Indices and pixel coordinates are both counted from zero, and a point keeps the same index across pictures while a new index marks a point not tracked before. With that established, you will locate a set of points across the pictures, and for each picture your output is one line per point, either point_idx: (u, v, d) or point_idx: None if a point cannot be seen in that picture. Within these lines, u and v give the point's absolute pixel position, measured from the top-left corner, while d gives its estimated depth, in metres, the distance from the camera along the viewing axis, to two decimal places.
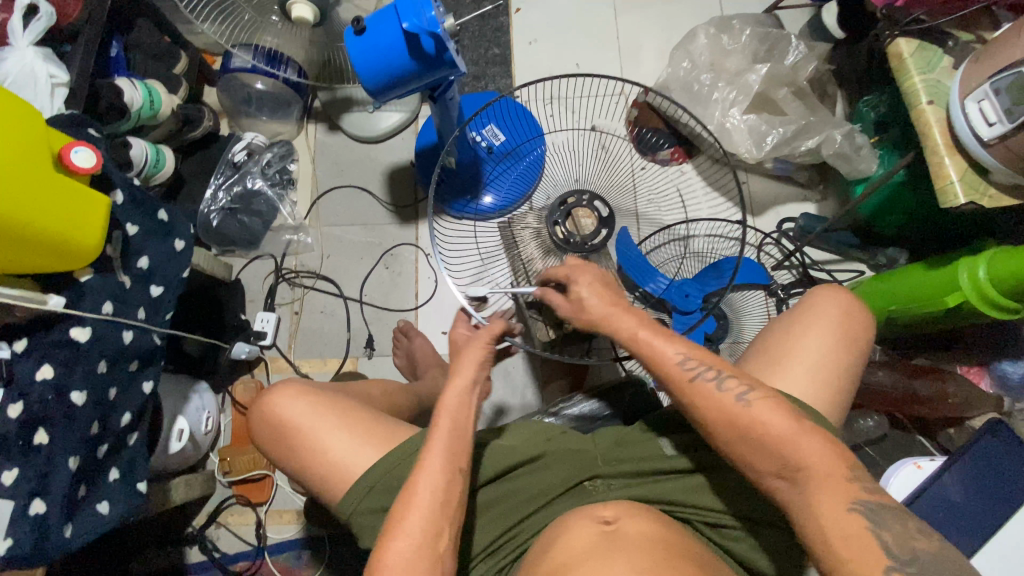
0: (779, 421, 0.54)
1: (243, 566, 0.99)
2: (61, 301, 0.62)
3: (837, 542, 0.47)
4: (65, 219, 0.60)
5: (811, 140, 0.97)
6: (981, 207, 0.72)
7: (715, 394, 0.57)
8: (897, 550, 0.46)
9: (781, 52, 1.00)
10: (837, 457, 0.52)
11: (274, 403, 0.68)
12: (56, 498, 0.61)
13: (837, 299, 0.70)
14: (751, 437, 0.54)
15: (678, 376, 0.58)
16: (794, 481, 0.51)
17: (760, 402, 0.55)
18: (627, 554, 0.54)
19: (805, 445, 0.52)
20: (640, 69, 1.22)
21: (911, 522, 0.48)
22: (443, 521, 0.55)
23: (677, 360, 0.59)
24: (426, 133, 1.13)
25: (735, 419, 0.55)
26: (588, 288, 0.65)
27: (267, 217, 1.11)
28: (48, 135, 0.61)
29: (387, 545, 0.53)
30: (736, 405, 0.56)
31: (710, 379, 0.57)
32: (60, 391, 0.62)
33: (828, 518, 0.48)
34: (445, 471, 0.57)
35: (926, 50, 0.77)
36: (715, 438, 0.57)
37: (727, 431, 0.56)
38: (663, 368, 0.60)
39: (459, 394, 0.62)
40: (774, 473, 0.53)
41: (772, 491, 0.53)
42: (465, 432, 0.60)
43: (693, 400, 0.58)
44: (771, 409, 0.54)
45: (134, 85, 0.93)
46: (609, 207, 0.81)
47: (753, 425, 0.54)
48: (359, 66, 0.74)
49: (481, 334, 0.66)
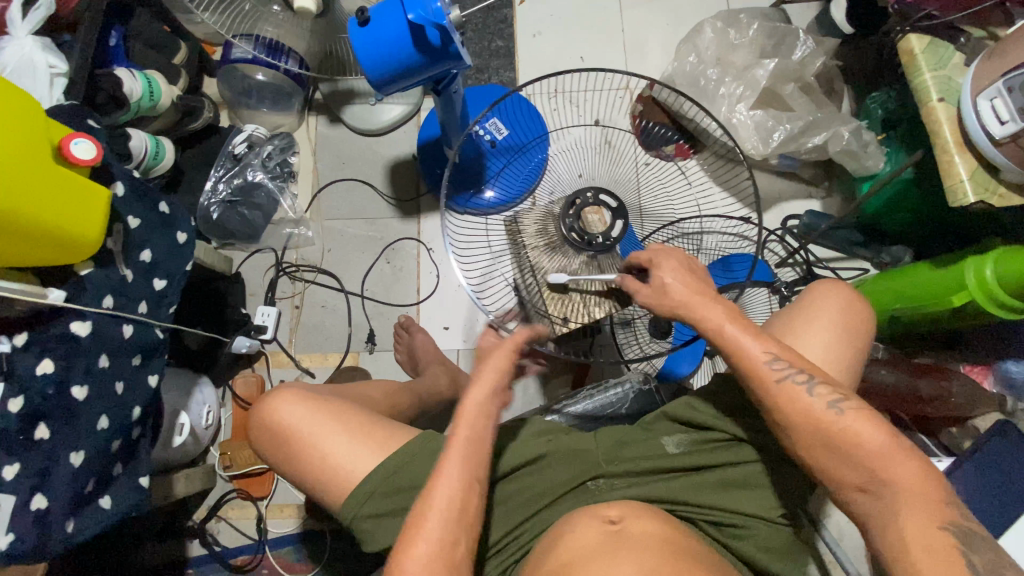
0: (872, 434, 0.53)
1: (243, 560, 0.99)
2: (61, 295, 0.61)
3: (914, 551, 0.47)
4: (67, 211, 0.59)
5: (819, 136, 0.96)
6: (991, 206, 0.72)
7: (805, 400, 0.56)
8: (983, 571, 0.45)
9: (789, 47, 0.99)
10: (921, 476, 0.51)
11: (274, 408, 0.68)
12: (58, 493, 0.60)
13: (835, 291, 0.70)
14: (833, 445, 0.54)
15: (764, 376, 0.57)
16: (877, 494, 0.51)
17: (853, 413, 0.54)
18: (633, 555, 0.53)
19: (896, 466, 0.51)
20: (645, 63, 1.21)
21: (933, 530, 0.48)
22: (460, 530, 0.53)
23: (765, 360, 0.58)
24: (429, 126, 1.12)
25: (822, 426, 0.54)
26: (672, 273, 0.64)
27: (268, 210, 1.10)
28: (48, 125, 0.60)
29: (405, 554, 0.51)
30: (827, 412, 0.55)
31: (799, 382, 0.56)
32: (61, 385, 0.61)
33: (910, 529, 0.48)
34: (463, 482, 0.55)
35: (937, 46, 0.76)
36: (797, 444, 0.56)
37: (810, 438, 0.55)
38: (750, 366, 0.58)
39: (479, 403, 0.60)
40: (857, 485, 0.52)
41: (850, 502, 0.53)
42: (483, 441, 0.58)
43: (781, 405, 0.56)
44: (866, 422, 0.54)
45: (134, 75, 0.92)
46: (617, 198, 0.79)
47: (843, 436, 0.53)
48: (362, 57, 0.72)
49: (508, 342, 0.64)
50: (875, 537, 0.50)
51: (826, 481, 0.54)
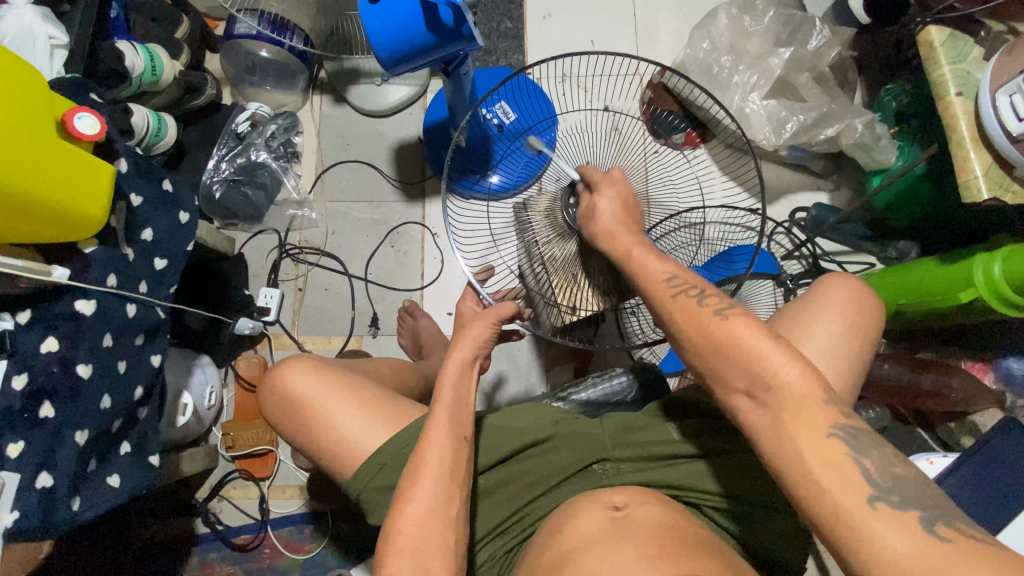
0: (754, 337, 0.52)
1: (245, 539, 1.00)
2: (64, 273, 0.61)
3: (812, 466, 0.45)
4: (73, 190, 0.58)
5: (831, 128, 0.95)
6: (1004, 203, 0.71)
7: (694, 308, 0.55)
8: (877, 479, 0.44)
9: (804, 36, 0.97)
10: (802, 375, 0.49)
11: (286, 377, 0.68)
12: (64, 471, 0.60)
13: (846, 286, 0.70)
14: (722, 349, 0.52)
15: (660, 291, 0.58)
16: (763, 403, 0.49)
17: (736, 317, 0.53)
18: (635, 539, 0.54)
19: (775, 360, 0.50)
20: (656, 47, 1.19)
21: (822, 441, 0.46)
22: (453, 489, 0.55)
23: (664, 278, 0.59)
24: (435, 108, 1.10)
25: (708, 332, 0.54)
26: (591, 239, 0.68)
27: (272, 190, 1.09)
28: (51, 99, 0.58)
29: (401, 514, 0.53)
30: (711, 319, 0.54)
31: (692, 296, 0.56)
32: (66, 364, 0.60)
33: (803, 441, 0.46)
34: (452, 440, 0.57)
35: (957, 39, 0.75)
36: (688, 349, 0.55)
37: (696, 344, 0.54)
38: (650, 284, 0.59)
39: (459, 366, 0.62)
40: (742, 391, 0.51)
41: (741, 414, 0.51)
42: (467, 402, 0.60)
43: (672, 314, 0.57)
44: (746, 324, 0.52)
45: (136, 49, 0.90)
46: (612, 181, 0.82)
47: (725, 337, 0.53)
48: (373, 36, 0.71)
49: (487, 314, 0.65)
50: (766, 447, 0.49)
51: (716, 386, 0.53)
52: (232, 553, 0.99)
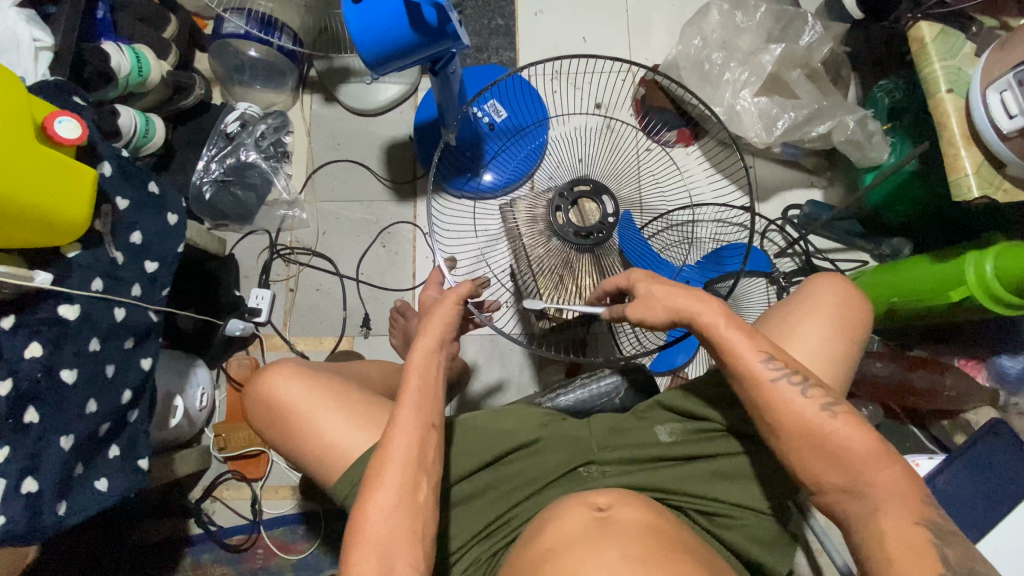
0: (861, 439, 0.54)
1: (238, 540, 1.00)
2: (47, 277, 0.60)
3: (888, 543, 0.49)
4: (55, 194, 0.58)
5: (823, 125, 0.95)
6: (995, 201, 0.70)
7: (796, 402, 0.55)
8: (954, 564, 0.47)
9: (796, 32, 0.96)
10: (899, 478, 0.52)
11: (270, 383, 0.68)
12: (49, 476, 0.60)
13: (834, 285, 0.69)
14: (825, 448, 0.54)
15: (759, 377, 0.57)
16: (857, 494, 0.52)
17: (845, 418, 0.55)
18: (617, 540, 0.54)
19: (884, 471, 0.52)
20: (648, 44, 1.18)
21: (908, 526, 0.50)
22: (419, 474, 0.55)
23: (760, 361, 0.57)
24: (425, 107, 1.10)
25: (812, 428, 0.55)
26: (656, 283, 0.63)
27: (262, 190, 1.08)
28: (30, 103, 0.58)
29: (368, 503, 0.53)
30: (818, 415, 0.55)
31: (794, 385, 0.56)
32: (50, 369, 0.60)
33: (889, 525, 0.50)
34: (418, 426, 0.57)
35: (947, 35, 0.74)
36: (786, 443, 0.56)
37: (798, 439, 0.55)
38: (740, 364, 0.58)
39: (427, 352, 0.61)
40: (837, 487, 0.54)
41: (832, 503, 0.54)
42: (434, 386, 0.60)
43: (768, 401, 0.56)
44: (853, 424, 0.54)
45: (122, 49, 0.89)
46: (588, 179, 0.78)
47: (833, 438, 0.54)
48: (356, 36, 0.70)
49: (448, 295, 0.64)
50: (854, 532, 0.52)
51: (807, 480, 0.55)
52: (225, 553, 0.99)
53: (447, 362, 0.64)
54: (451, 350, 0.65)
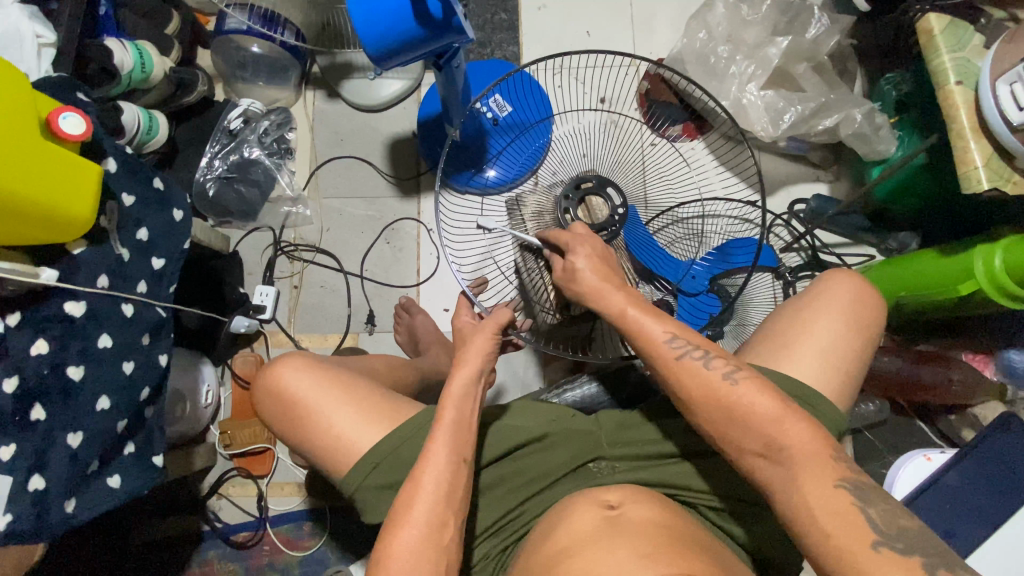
0: (765, 401, 0.53)
1: (244, 536, 1.00)
2: (53, 275, 0.59)
3: (819, 514, 0.47)
4: (60, 191, 0.57)
5: (830, 118, 0.94)
6: (1005, 193, 0.70)
7: (702, 373, 0.56)
8: (880, 524, 0.46)
9: (802, 24, 0.96)
10: (809, 436, 0.51)
11: (280, 376, 0.67)
12: (57, 474, 0.60)
13: (847, 281, 0.69)
14: (734, 414, 0.54)
15: (665, 355, 0.58)
16: (776, 460, 0.51)
17: (746, 382, 0.55)
18: (628, 539, 0.53)
19: (793, 426, 0.52)
20: (653, 38, 1.17)
21: (830, 490, 0.48)
22: (448, 513, 0.55)
23: (664, 339, 0.58)
24: (429, 102, 1.09)
25: (718, 396, 0.55)
26: (585, 259, 0.64)
27: (266, 187, 1.07)
28: (35, 99, 0.58)
29: (395, 535, 0.54)
30: (721, 382, 0.55)
31: (697, 358, 0.57)
32: (56, 366, 0.60)
33: (812, 492, 0.48)
34: (450, 464, 0.57)
35: (957, 27, 0.74)
36: (697, 415, 0.56)
37: (703, 405, 0.55)
38: (648, 343, 0.58)
39: (464, 384, 0.61)
40: (755, 452, 0.52)
41: (753, 469, 0.52)
42: (469, 422, 0.60)
43: (678, 378, 0.57)
44: (755, 390, 0.54)
45: (125, 46, 0.88)
46: (592, 179, 0.77)
47: (732, 402, 0.54)
48: (362, 30, 0.69)
49: (487, 324, 0.65)
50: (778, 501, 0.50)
51: (729, 448, 0.54)
52: (231, 550, 0.99)
53: (482, 393, 0.64)
54: (487, 380, 0.65)
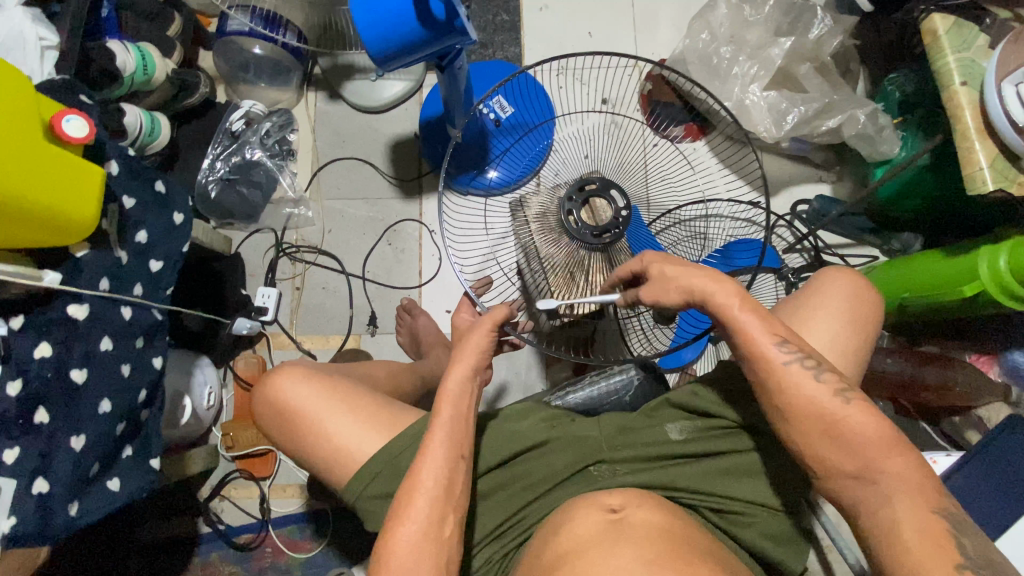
0: (872, 426, 0.53)
1: (247, 539, 1.00)
2: (57, 277, 0.60)
3: (904, 530, 0.48)
4: (63, 193, 0.57)
5: (833, 119, 0.94)
6: (1009, 195, 0.70)
7: (809, 389, 0.55)
8: (970, 551, 0.47)
9: (805, 25, 0.95)
10: (912, 468, 0.51)
11: (279, 386, 0.68)
12: (60, 478, 0.60)
13: (844, 279, 0.69)
14: (836, 435, 0.53)
15: (773, 360, 0.57)
16: (870, 481, 0.51)
17: (858, 404, 0.55)
18: (632, 544, 0.53)
19: (894, 459, 0.51)
20: (654, 39, 1.17)
21: (925, 513, 0.49)
22: (447, 509, 0.55)
23: (776, 346, 0.57)
24: (431, 103, 1.09)
25: (827, 415, 0.54)
26: (671, 264, 0.62)
27: (267, 189, 1.08)
28: (37, 102, 0.58)
29: (394, 532, 0.54)
30: (832, 401, 0.55)
31: (808, 368, 0.56)
32: (60, 369, 0.60)
33: (900, 515, 0.49)
34: (448, 460, 0.57)
35: (961, 27, 0.74)
36: (794, 425, 0.56)
37: (806, 423, 0.55)
38: (759, 350, 0.57)
39: (461, 382, 0.61)
40: (848, 474, 0.53)
41: (841, 489, 0.53)
42: (466, 417, 0.60)
43: (778, 383, 0.56)
44: (866, 413, 0.54)
45: (127, 47, 0.88)
46: (595, 179, 0.75)
47: (843, 423, 0.54)
48: (364, 32, 0.69)
49: (485, 320, 0.64)
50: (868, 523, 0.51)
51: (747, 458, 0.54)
52: (233, 552, 0.99)
53: (479, 390, 0.63)
54: (484, 377, 0.65)
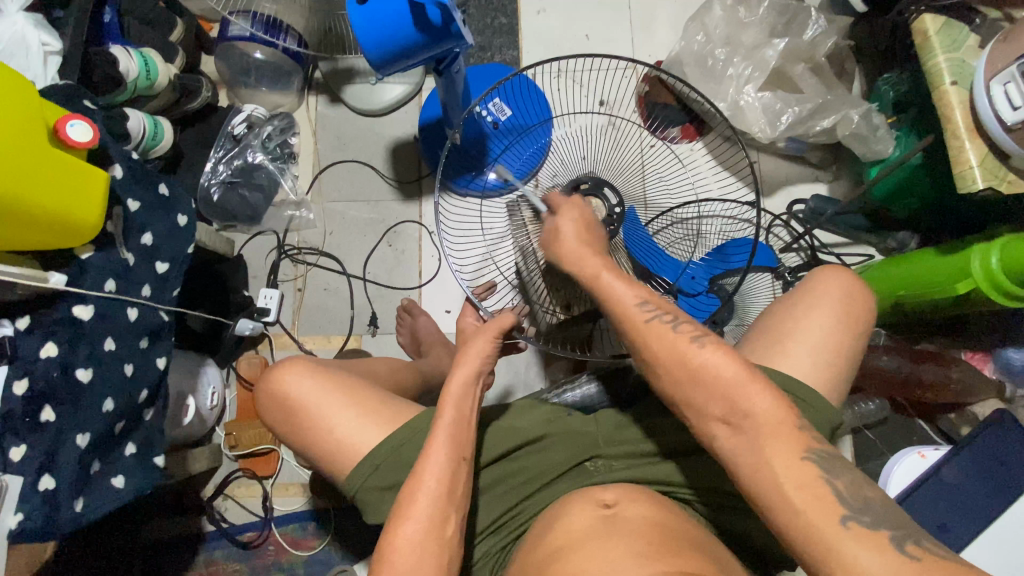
0: (728, 365, 0.54)
1: (250, 537, 1.01)
2: (62, 279, 0.61)
3: (789, 491, 0.47)
4: (67, 196, 0.59)
5: (828, 119, 0.95)
6: (1000, 192, 0.70)
7: (669, 335, 0.57)
8: (848, 498, 0.46)
9: (799, 26, 0.96)
10: (774, 405, 0.51)
11: (282, 379, 0.69)
12: (65, 474, 0.61)
13: (838, 277, 0.70)
14: (700, 377, 0.54)
15: (634, 318, 0.59)
16: (737, 428, 0.51)
17: (710, 346, 0.55)
18: (625, 537, 0.54)
19: (755, 394, 0.51)
20: (651, 41, 1.18)
21: (797, 465, 0.48)
22: (449, 509, 0.56)
23: (635, 303, 0.59)
24: (430, 106, 1.10)
25: (686, 360, 0.55)
26: (570, 222, 0.67)
27: (269, 191, 1.10)
28: (43, 107, 0.59)
29: (396, 532, 0.54)
30: (688, 346, 0.56)
31: (666, 321, 0.58)
32: (65, 368, 0.61)
33: (780, 466, 0.48)
34: (450, 462, 0.58)
35: (951, 27, 0.74)
36: (664, 375, 0.56)
37: (673, 373, 0.56)
38: (621, 308, 0.60)
39: (463, 384, 0.63)
40: (717, 417, 0.52)
41: (715, 440, 0.53)
42: (467, 421, 0.61)
43: (643, 339, 0.58)
44: (720, 354, 0.54)
45: (130, 53, 0.90)
46: (587, 178, 0.78)
47: (701, 367, 0.54)
48: (362, 36, 0.70)
49: (489, 327, 0.66)
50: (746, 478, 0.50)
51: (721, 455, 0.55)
52: (236, 550, 1.00)
53: (481, 393, 0.65)
54: (485, 382, 0.66)
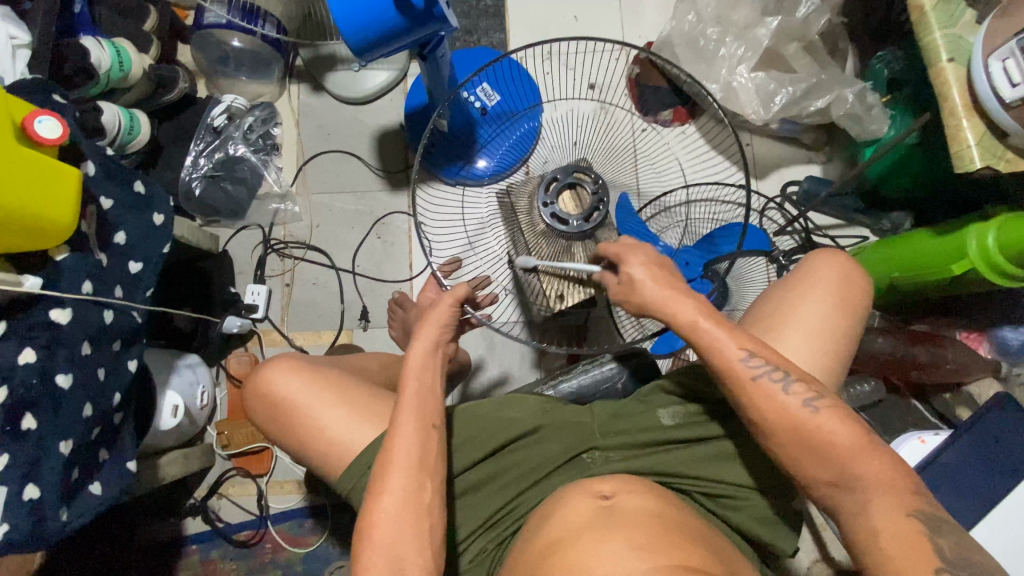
0: (846, 432, 0.54)
1: (246, 535, 1.00)
2: (38, 282, 0.59)
3: (882, 534, 0.50)
4: (39, 197, 0.56)
5: (821, 99, 0.94)
6: (997, 172, 0.69)
7: (780, 397, 0.56)
8: (950, 554, 0.47)
9: (791, 3, 0.93)
10: (890, 469, 0.52)
11: (269, 380, 0.67)
12: (49, 483, 0.59)
13: (835, 262, 0.69)
14: (813, 444, 0.54)
15: (740, 375, 0.58)
16: (850, 489, 0.53)
17: (828, 411, 0.55)
18: (623, 529, 0.53)
19: (871, 462, 0.52)
20: (641, 21, 1.15)
21: (900, 518, 0.50)
22: (424, 476, 0.55)
23: (739, 358, 0.58)
24: (416, 94, 1.07)
25: (797, 423, 0.55)
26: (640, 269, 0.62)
27: (253, 184, 1.07)
28: (8, 103, 0.56)
29: (374, 508, 0.54)
30: (800, 409, 0.55)
31: (775, 380, 0.57)
32: (45, 375, 0.59)
33: (881, 516, 0.50)
34: (419, 429, 0.57)
35: (948, 2, 0.73)
36: (772, 439, 0.57)
37: (782, 427, 0.56)
38: (724, 363, 0.58)
39: (422, 354, 0.62)
40: (829, 482, 0.54)
41: (825, 496, 0.54)
42: (431, 389, 0.60)
43: (755, 401, 0.57)
44: (837, 420, 0.54)
45: (101, 44, 0.86)
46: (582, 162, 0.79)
47: (817, 432, 0.54)
48: (340, 20, 0.68)
49: (445, 296, 0.65)
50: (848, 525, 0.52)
51: (799, 475, 0.55)
52: (233, 548, 1.00)
53: (442, 364, 0.64)
54: (446, 353, 0.65)
